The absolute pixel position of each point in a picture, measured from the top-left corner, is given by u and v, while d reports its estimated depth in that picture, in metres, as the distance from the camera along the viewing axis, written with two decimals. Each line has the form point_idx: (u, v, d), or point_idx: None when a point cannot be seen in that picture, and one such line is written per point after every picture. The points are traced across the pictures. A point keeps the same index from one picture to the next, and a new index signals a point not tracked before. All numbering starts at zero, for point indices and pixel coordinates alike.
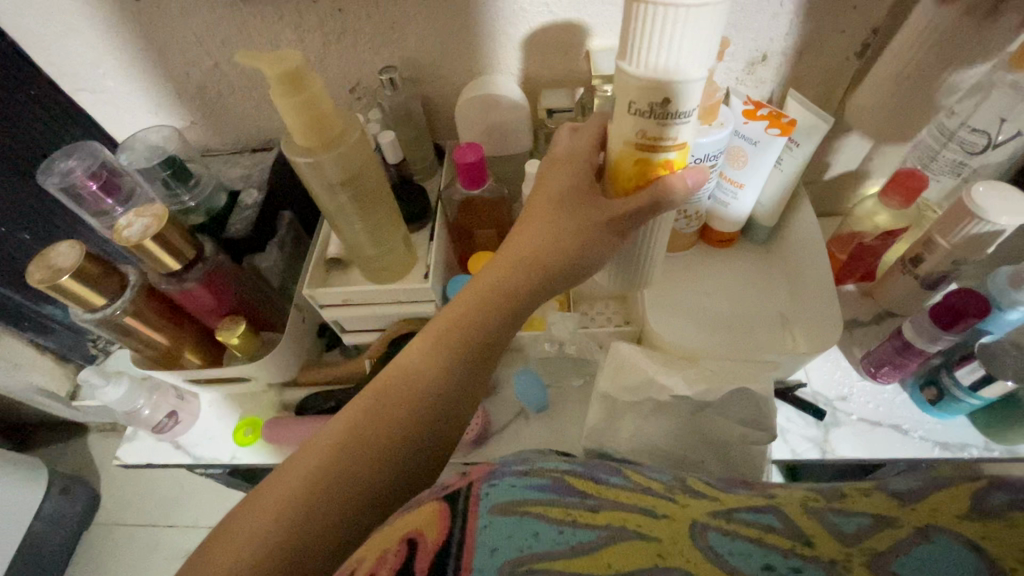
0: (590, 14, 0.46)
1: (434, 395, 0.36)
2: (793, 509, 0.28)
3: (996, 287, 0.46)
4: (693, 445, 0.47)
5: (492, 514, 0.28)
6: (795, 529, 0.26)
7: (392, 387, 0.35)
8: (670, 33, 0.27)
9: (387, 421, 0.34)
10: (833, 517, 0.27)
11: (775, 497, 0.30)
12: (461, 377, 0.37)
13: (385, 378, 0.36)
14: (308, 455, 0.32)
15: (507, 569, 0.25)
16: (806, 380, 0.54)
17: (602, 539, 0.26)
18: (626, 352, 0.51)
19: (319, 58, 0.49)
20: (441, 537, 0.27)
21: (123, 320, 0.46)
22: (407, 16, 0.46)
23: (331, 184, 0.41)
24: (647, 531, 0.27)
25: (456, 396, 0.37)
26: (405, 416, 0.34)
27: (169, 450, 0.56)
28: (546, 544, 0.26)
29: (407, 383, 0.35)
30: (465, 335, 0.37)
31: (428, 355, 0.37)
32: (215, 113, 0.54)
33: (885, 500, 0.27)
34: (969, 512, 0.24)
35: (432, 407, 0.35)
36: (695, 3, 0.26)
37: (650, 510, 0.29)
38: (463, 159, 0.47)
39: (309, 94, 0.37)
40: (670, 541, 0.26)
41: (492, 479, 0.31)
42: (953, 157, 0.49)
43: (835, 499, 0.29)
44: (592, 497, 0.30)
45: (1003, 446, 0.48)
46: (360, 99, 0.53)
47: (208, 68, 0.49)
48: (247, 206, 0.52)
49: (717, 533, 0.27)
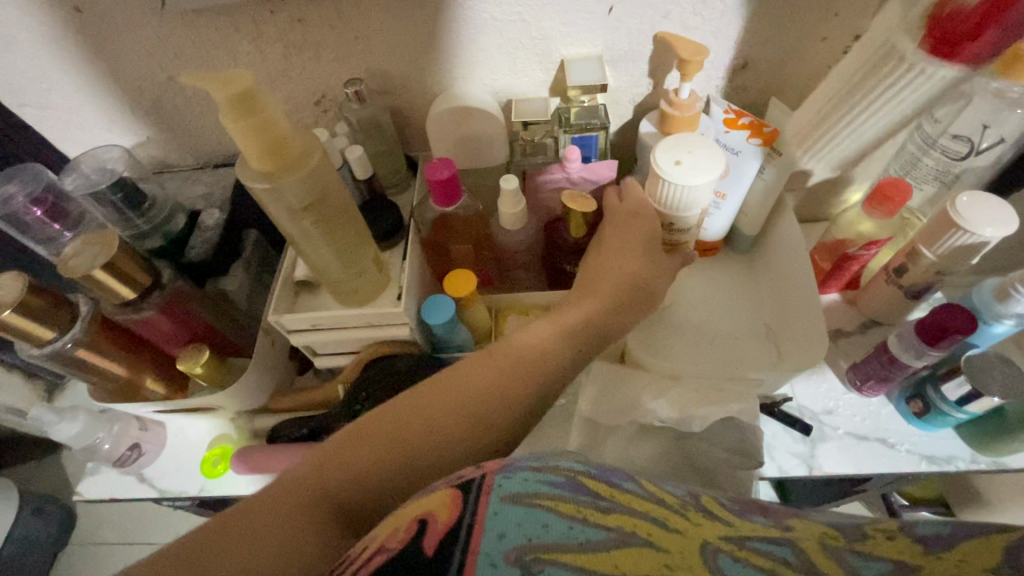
0: (564, 23, 0.44)
1: (547, 369, 0.39)
2: (810, 545, 0.27)
3: (982, 300, 0.45)
4: (681, 470, 0.46)
5: (503, 502, 0.26)
6: (810, 565, 0.25)
7: (485, 380, 0.38)
8: (675, 193, 0.40)
9: (507, 388, 0.38)
10: (853, 559, 0.26)
11: (791, 530, 0.28)
12: (568, 355, 0.40)
13: (518, 341, 0.40)
14: (398, 413, 0.36)
15: (514, 557, 0.24)
16: (791, 395, 0.53)
17: (611, 541, 0.25)
18: (608, 374, 0.50)
19: (281, 70, 0.46)
20: (450, 521, 0.26)
21: (75, 354, 0.43)
22: (373, 25, 0.44)
23: (292, 208, 0.39)
24: (657, 539, 0.26)
25: (561, 372, 0.40)
26: (520, 389, 0.38)
27: (134, 483, 0.53)
28: (556, 537, 0.24)
29: (531, 351, 0.39)
30: (573, 313, 0.42)
31: (530, 343, 0.40)
32: (173, 127, 0.51)
33: (911, 547, 0.26)
34: (1001, 566, 0.24)
35: (541, 382, 0.39)
36: (688, 180, 0.39)
37: (660, 518, 0.27)
38: (437, 175, 0.44)
39: (263, 117, 0.34)
40: (679, 553, 0.25)
41: (506, 470, 0.28)
42: (935, 166, 0.48)
43: (855, 539, 0.27)
44: (604, 498, 0.28)
45: (990, 458, 0.48)
46: (325, 111, 0.51)
47: (163, 81, 0.46)
48: (208, 227, 0.51)
49: (729, 559, 0.25)
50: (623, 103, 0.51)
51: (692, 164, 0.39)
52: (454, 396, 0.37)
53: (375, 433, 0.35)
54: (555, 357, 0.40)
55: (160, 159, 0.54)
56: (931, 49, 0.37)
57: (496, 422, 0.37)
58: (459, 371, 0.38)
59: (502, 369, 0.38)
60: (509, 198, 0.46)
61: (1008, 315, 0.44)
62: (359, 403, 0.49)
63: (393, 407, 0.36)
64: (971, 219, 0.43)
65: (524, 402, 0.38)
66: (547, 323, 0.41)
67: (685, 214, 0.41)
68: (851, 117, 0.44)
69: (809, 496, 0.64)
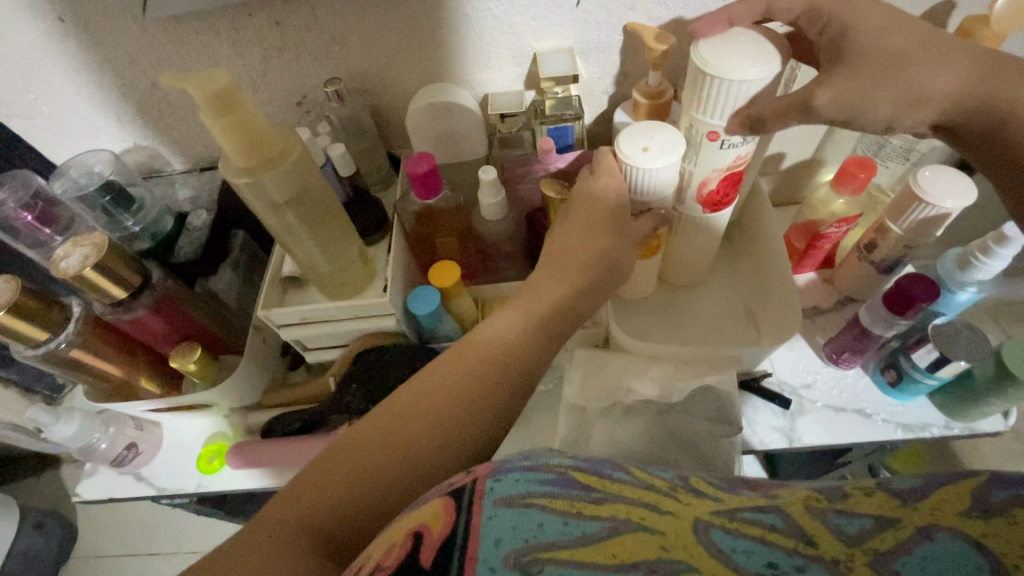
0: (533, 17, 0.46)
1: (515, 363, 0.40)
2: (795, 508, 0.25)
3: (946, 269, 0.47)
4: (666, 444, 0.47)
5: (496, 506, 0.26)
6: (801, 530, 0.24)
7: (450, 384, 0.38)
8: (643, 175, 0.41)
9: (477, 385, 0.39)
10: (835, 518, 0.24)
11: (776, 498, 0.27)
12: (537, 348, 0.42)
13: (482, 343, 0.41)
14: (369, 434, 0.35)
15: (513, 560, 0.23)
16: (771, 370, 0.54)
17: (607, 530, 0.25)
18: (590, 359, 0.52)
19: (262, 73, 0.48)
20: (444, 532, 0.25)
21: (69, 354, 0.44)
22: (348, 27, 0.45)
23: (275, 204, 0.41)
24: (651, 524, 0.25)
25: (531, 366, 0.41)
26: (490, 384, 0.39)
27: (131, 483, 0.54)
28: (553, 535, 0.24)
29: (496, 349, 0.40)
30: (541, 308, 0.43)
31: (495, 342, 0.41)
32: (158, 132, 0.52)
33: (886, 500, 0.25)
34: (970, 511, 0.23)
35: (511, 376, 0.40)
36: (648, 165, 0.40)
37: (653, 503, 0.27)
38: (416, 168, 0.46)
39: (243, 114, 0.36)
40: (674, 534, 0.24)
41: (496, 473, 0.28)
42: (900, 145, 0.51)
43: (838, 499, 0.26)
44: (596, 490, 0.28)
45: (963, 423, 0.50)
46: (308, 112, 0.52)
47: (146, 87, 0.48)
48: (197, 227, 0.53)
49: (721, 531, 0.25)
50: (596, 94, 0.53)
51: (659, 148, 0.40)
52: (422, 404, 0.37)
53: (349, 455, 0.34)
54: (522, 352, 0.41)
55: (146, 165, 0.55)
56: (711, 211, 0.46)
57: (471, 421, 0.37)
58: (422, 378, 0.39)
59: (469, 372, 0.39)
60: (486, 188, 0.47)
61: (969, 282, 0.46)
62: (350, 394, 0.50)
63: (363, 429, 0.36)
64: (929, 187, 0.45)
65: (497, 398, 0.39)
66: (514, 321, 0.42)
67: (660, 197, 0.43)
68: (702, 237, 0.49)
69: (796, 470, 0.66)
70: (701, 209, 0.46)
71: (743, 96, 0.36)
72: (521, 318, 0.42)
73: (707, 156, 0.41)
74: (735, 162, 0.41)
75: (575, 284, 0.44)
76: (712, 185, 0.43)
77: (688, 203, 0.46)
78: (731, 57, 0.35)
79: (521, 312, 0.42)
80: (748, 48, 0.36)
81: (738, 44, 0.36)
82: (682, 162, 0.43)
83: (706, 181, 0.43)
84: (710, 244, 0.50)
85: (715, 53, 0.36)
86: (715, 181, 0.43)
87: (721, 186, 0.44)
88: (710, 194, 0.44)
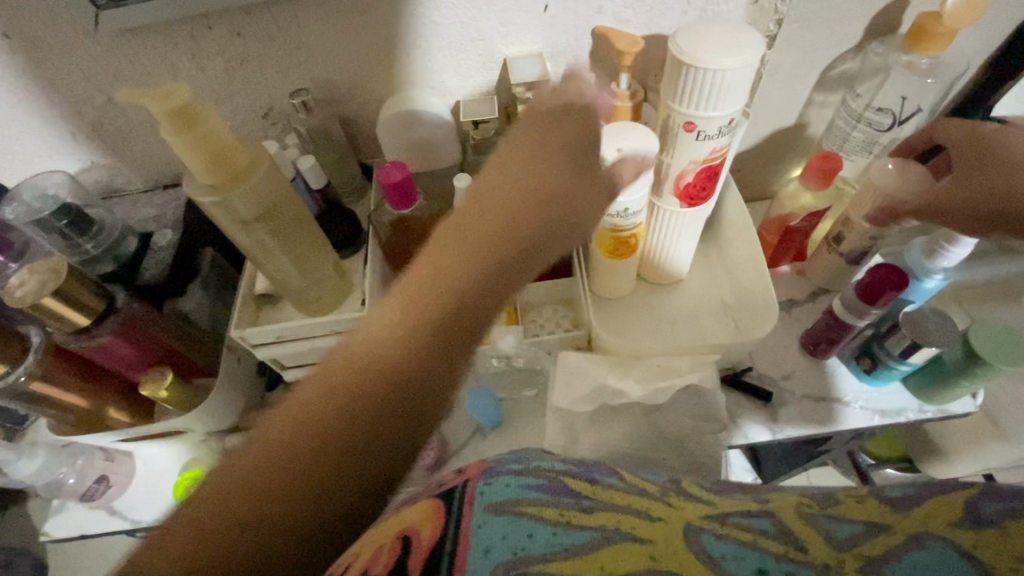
0: (501, 23, 0.45)
1: (418, 356, 0.31)
2: (786, 514, 0.25)
3: (913, 258, 0.49)
4: (655, 444, 0.47)
5: (486, 513, 0.26)
6: (789, 532, 0.24)
7: (340, 381, 0.29)
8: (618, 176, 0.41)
9: (364, 393, 0.29)
10: (827, 523, 0.24)
11: (768, 502, 0.27)
12: (447, 334, 0.32)
13: (366, 338, 0.31)
14: (290, 437, 0.27)
15: (502, 571, 0.23)
16: (752, 364, 0.55)
17: (596, 540, 0.24)
18: (575, 361, 0.51)
19: (225, 85, 0.46)
20: (432, 539, 0.25)
21: (31, 385, 0.42)
22: (313, 37, 0.44)
23: (244, 220, 0.39)
24: (639, 533, 0.25)
25: (444, 358, 0.31)
26: (381, 387, 0.29)
27: (104, 517, 0.52)
28: (542, 545, 0.24)
29: (388, 342, 0.30)
30: (447, 287, 0.33)
31: (385, 333, 0.31)
32: (116, 149, 0.50)
33: (878, 507, 0.25)
34: (962, 522, 0.23)
35: (414, 372, 0.30)
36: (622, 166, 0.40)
37: (643, 512, 0.27)
38: (390, 178, 0.45)
39: (204, 129, 0.35)
40: (661, 541, 0.24)
41: (486, 479, 0.28)
42: (863, 137, 0.52)
43: (827, 504, 0.26)
44: (587, 497, 0.27)
45: (935, 406, 0.51)
46: (274, 124, 0.51)
47: (102, 103, 0.46)
48: (162, 247, 0.51)
49: (712, 536, 0.24)
50: None
51: (633, 147, 0.40)
52: (358, 382, 0.29)
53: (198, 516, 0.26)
54: (420, 339, 0.31)
55: (105, 184, 0.53)
56: (687, 205, 0.46)
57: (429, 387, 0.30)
58: (353, 348, 0.30)
59: (362, 371, 0.29)
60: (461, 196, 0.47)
61: (935, 269, 0.48)
62: None
63: (280, 431, 0.27)
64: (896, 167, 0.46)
65: (393, 403, 0.29)
66: (411, 305, 0.32)
67: (634, 197, 0.43)
68: (680, 233, 0.49)
69: (780, 460, 0.67)
70: (678, 203, 0.46)
71: (723, 85, 0.36)
72: (477, 267, 0.34)
73: (685, 145, 0.41)
74: (711, 155, 0.42)
75: (504, 241, 0.36)
76: (689, 176, 0.43)
77: (666, 196, 0.46)
78: (709, 46, 0.36)
79: (472, 258, 0.34)
80: (726, 37, 0.36)
81: (715, 33, 0.36)
82: (660, 153, 0.43)
83: (683, 173, 0.43)
84: (690, 241, 0.51)
85: (692, 44, 0.36)
86: (692, 173, 0.43)
87: (698, 180, 0.44)
88: (686, 187, 0.44)
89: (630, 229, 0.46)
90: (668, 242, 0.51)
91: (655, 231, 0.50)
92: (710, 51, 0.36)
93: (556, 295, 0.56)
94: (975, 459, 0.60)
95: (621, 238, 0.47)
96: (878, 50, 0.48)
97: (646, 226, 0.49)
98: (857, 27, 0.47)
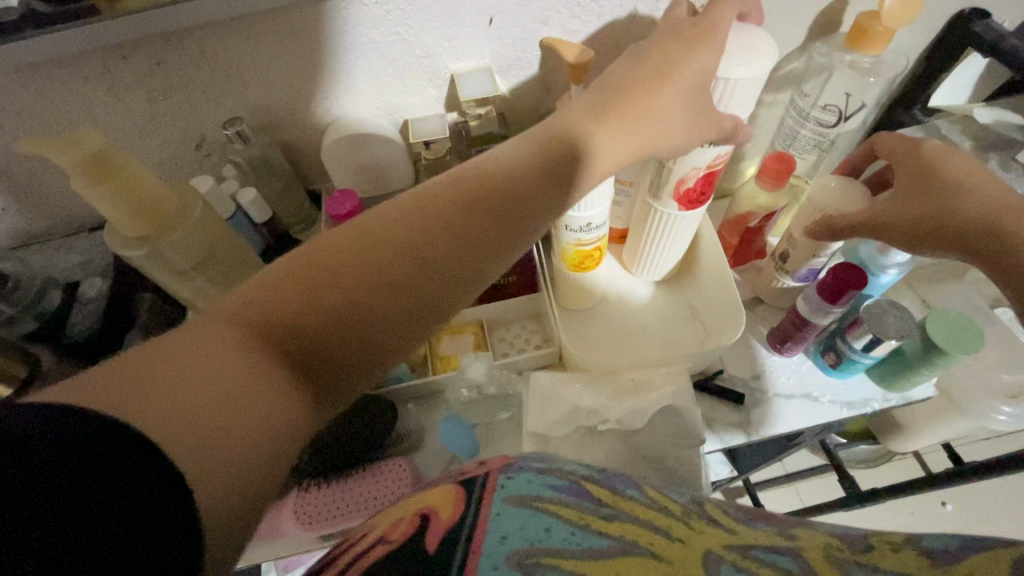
0: (443, 39, 0.43)
1: (438, 279, 0.29)
2: (813, 554, 0.24)
3: (867, 254, 0.50)
4: (633, 463, 0.46)
5: (506, 503, 0.26)
6: (812, 572, 0.23)
7: (369, 276, 0.27)
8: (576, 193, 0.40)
9: (381, 300, 0.27)
10: (857, 571, 0.23)
11: (797, 539, 0.26)
12: (463, 269, 0.29)
13: (404, 236, 0.28)
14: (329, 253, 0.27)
15: (516, 560, 0.22)
16: (722, 367, 0.55)
17: (614, 547, 0.23)
18: (547, 382, 0.49)
19: (149, 118, 0.43)
20: (452, 519, 0.25)
21: None
22: (243, 62, 0.41)
23: (180, 270, 0.37)
24: (659, 550, 0.24)
25: (449, 290, 0.29)
26: (394, 300, 0.28)
27: None
28: (558, 542, 0.23)
29: (416, 251, 0.28)
30: (486, 210, 0.30)
31: (420, 241, 0.29)
32: (28, 193, 0.45)
33: (916, 559, 0.23)
34: None
35: (423, 298, 0.28)
36: None
37: (663, 529, 0.26)
38: (339, 208, 0.44)
39: (119, 178, 0.33)
40: (682, 564, 0.23)
41: (509, 472, 0.28)
42: (812, 134, 0.52)
43: (861, 551, 0.25)
44: (608, 504, 0.27)
45: (899, 394, 0.53)
46: (209, 155, 0.47)
47: (7, 146, 0.41)
48: (91, 298, 0.46)
49: (731, 567, 0.23)
50: (522, 108, 0.52)
51: None
52: (412, 223, 0.29)
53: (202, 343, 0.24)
54: (444, 264, 0.29)
55: (23, 231, 0.49)
56: (686, 208, 0.44)
57: (462, 265, 0.29)
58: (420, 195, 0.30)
59: (392, 275, 0.28)
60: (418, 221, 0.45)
61: (890, 265, 0.49)
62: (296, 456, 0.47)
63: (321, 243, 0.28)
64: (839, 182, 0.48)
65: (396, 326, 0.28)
66: (454, 214, 0.30)
67: (595, 211, 0.42)
68: (675, 233, 0.48)
69: (755, 454, 0.68)
70: (677, 207, 0.44)
71: (734, 91, 0.36)
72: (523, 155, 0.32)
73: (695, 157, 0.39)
74: (715, 162, 0.40)
75: (545, 177, 0.32)
76: (691, 183, 0.42)
77: (665, 199, 0.44)
78: (671, 56, 0.34)
79: (518, 178, 0.31)
80: (743, 40, 0.35)
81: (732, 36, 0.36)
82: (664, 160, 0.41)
83: (684, 179, 0.41)
84: (659, 251, 0.50)
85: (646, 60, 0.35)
86: (693, 179, 0.42)
87: (700, 184, 0.42)
88: (687, 192, 0.43)
89: (596, 241, 0.46)
90: (653, 245, 0.50)
91: (647, 237, 0.49)
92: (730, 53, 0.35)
93: (523, 311, 0.55)
94: (936, 434, 0.62)
95: (583, 249, 0.46)
96: (822, 50, 0.50)
97: (642, 225, 0.48)
98: (799, 27, 0.49)
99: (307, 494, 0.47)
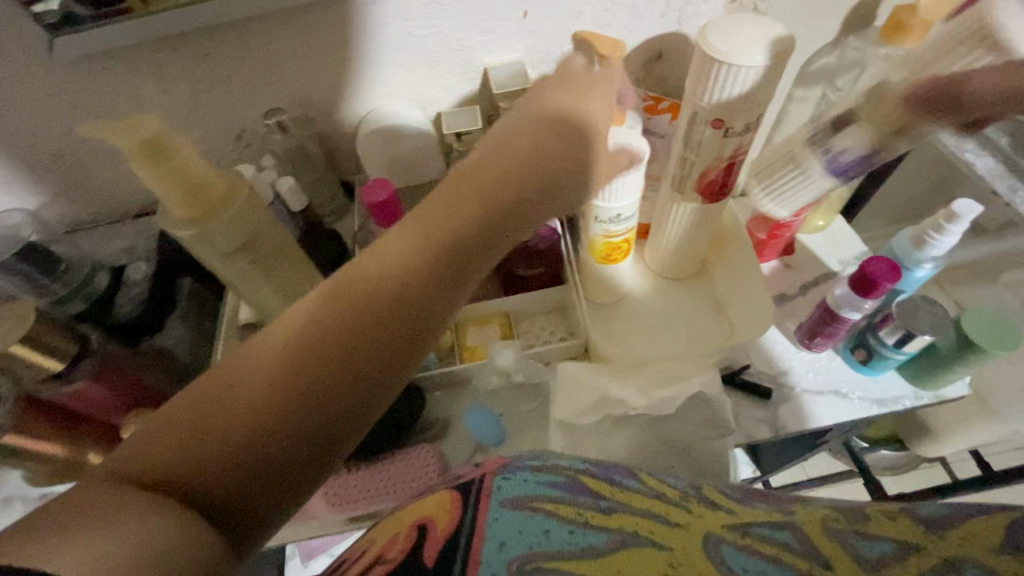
0: (477, 33, 0.44)
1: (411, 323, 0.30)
2: (811, 528, 0.24)
3: (902, 249, 0.49)
4: (659, 453, 0.47)
5: (503, 507, 0.26)
6: (813, 547, 0.23)
7: (337, 329, 0.28)
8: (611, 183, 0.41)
9: (357, 349, 0.28)
10: (854, 540, 0.23)
11: (793, 514, 0.26)
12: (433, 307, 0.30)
13: (369, 289, 0.29)
14: (283, 338, 0.27)
15: (514, 568, 0.23)
16: (749, 362, 0.54)
17: (613, 542, 0.24)
18: (574, 372, 0.50)
19: (193, 108, 0.44)
20: (448, 529, 0.26)
21: (89, 463, 0.44)
22: (285, 55, 0.42)
23: (223, 252, 0.39)
24: (659, 539, 0.24)
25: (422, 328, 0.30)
26: (372, 345, 0.28)
27: None
28: (557, 543, 0.24)
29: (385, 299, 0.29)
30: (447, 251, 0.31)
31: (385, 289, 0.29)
32: (77, 179, 0.47)
33: (909, 526, 0.24)
34: (1002, 546, 0.21)
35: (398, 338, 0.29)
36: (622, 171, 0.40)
37: (662, 516, 0.26)
38: (374, 197, 0.45)
39: (176, 161, 0.34)
40: (682, 552, 0.23)
41: (505, 472, 0.28)
42: None
43: (858, 521, 0.25)
44: (604, 498, 0.27)
45: (931, 392, 0.52)
46: (248, 145, 0.49)
47: (62, 134, 0.43)
48: (135, 282, 0.48)
49: (732, 548, 0.23)
50: None
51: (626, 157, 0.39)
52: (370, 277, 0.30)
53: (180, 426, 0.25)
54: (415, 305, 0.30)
55: (71, 217, 0.51)
56: (708, 200, 0.45)
57: (421, 314, 0.30)
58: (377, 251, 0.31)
59: (363, 327, 0.28)
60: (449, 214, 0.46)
61: (925, 259, 0.48)
62: None
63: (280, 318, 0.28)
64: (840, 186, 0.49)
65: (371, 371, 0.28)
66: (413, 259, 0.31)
67: (625, 203, 0.42)
68: (702, 228, 0.48)
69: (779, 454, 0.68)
70: (703, 199, 0.45)
71: (751, 80, 0.35)
72: (473, 204, 0.33)
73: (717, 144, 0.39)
74: (736, 151, 0.40)
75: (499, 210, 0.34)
76: (714, 174, 0.42)
77: (688, 191, 0.44)
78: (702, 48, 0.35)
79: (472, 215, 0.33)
80: (753, 31, 0.34)
81: (746, 28, 0.35)
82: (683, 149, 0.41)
83: (706, 171, 0.42)
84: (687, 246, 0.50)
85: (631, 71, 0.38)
86: (715, 170, 0.42)
87: (721, 177, 0.42)
88: (709, 183, 0.43)
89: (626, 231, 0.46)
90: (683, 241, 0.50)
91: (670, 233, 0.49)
92: (740, 41, 0.34)
93: (549, 305, 0.56)
94: (966, 437, 0.61)
95: (614, 241, 0.46)
96: (856, 44, 0.49)
97: (664, 222, 0.49)
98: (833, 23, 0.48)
99: (337, 477, 0.48)
